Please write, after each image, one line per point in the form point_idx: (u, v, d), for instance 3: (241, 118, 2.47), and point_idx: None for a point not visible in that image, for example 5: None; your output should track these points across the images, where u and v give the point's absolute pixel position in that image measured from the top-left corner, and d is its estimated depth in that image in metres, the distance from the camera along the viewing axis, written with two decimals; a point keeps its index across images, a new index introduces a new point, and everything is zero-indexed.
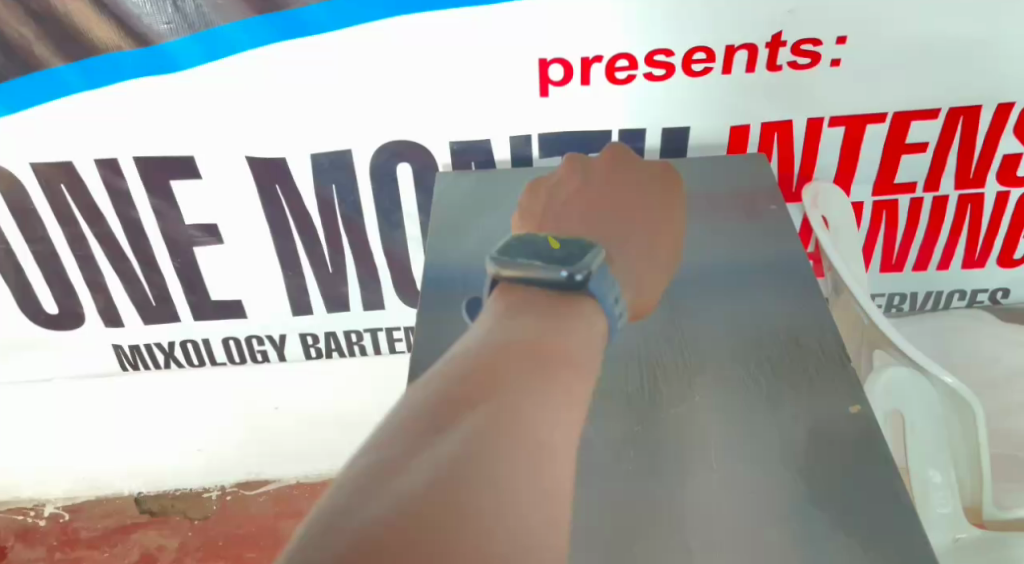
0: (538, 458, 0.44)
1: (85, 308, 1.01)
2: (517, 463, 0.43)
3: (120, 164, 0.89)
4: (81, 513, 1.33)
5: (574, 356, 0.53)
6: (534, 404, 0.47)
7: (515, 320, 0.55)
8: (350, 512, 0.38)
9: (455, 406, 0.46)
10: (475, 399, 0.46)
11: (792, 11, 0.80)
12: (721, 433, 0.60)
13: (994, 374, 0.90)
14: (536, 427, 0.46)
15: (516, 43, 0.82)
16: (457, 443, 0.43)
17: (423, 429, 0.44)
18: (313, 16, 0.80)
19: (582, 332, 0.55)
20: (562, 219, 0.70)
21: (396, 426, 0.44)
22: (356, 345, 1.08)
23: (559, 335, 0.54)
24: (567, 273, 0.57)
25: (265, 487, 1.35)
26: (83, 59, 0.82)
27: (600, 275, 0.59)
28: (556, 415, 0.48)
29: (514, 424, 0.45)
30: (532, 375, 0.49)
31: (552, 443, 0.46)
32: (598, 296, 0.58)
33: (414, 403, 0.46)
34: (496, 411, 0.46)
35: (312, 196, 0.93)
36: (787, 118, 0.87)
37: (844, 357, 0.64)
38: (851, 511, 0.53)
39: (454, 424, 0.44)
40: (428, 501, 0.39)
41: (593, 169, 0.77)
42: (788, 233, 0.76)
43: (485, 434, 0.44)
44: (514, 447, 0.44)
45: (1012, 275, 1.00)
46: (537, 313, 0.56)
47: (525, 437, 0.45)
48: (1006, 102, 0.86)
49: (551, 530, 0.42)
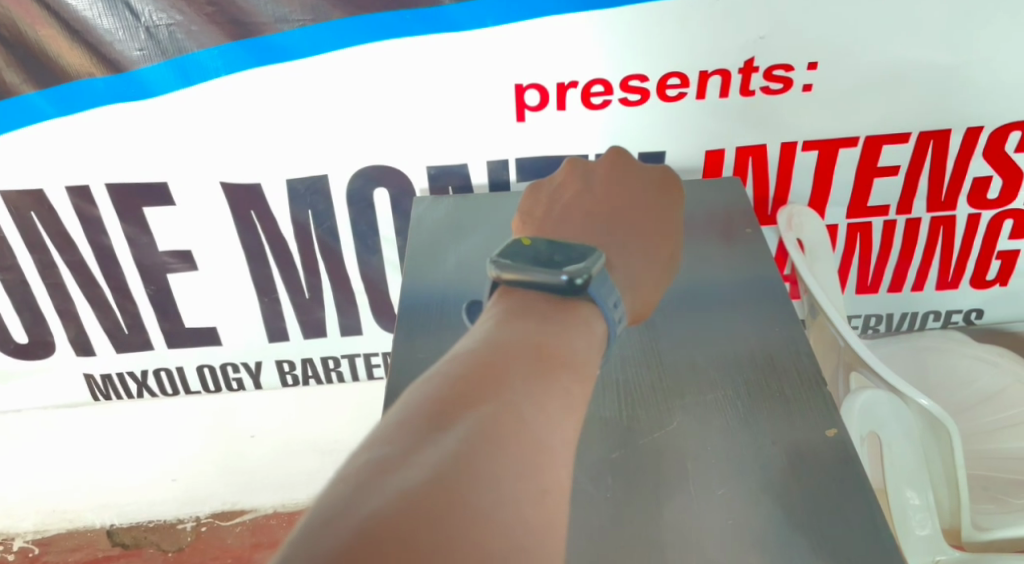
0: (537, 457, 0.44)
1: (56, 336, 0.99)
2: (516, 462, 0.43)
3: (92, 191, 0.88)
4: (50, 548, 1.29)
5: (573, 360, 0.52)
6: (535, 405, 0.47)
7: (513, 325, 0.54)
8: (350, 507, 0.38)
9: (456, 405, 0.45)
10: (476, 398, 0.46)
11: (764, 37, 0.81)
12: (699, 458, 0.59)
13: (969, 396, 0.91)
14: (536, 430, 0.45)
15: (492, 69, 0.83)
16: (458, 440, 0.43)
17: (423, 425, 0.43)
18: (287, 41, 0.80)
19: (581, 337, 0.55)
20: (564, 223, 0.69)
21: (395, 424, 0.44)
22: (334, 371, 1.06)
23: (557, 340, 0.53)
24: (567, 277, 0.57)
25: (241, 517, 1.32)
26: (54, 86, 0.81)
27: (600, 280, 0.59)
28: (557, 418, 0.47)
29: (515, 423, 0.45)
30: (532, 376, 0.49)
31: (552, 445, 0.46)
32: (598, 301, 0.58)
33: (413, 402, 0.46)
34: (497, 410, 0.45)
35: (288, 222, 0.92)
36: (761, 143, 0.88)
37: (821, 379, 0.64)
38: (830, 540, 0.53)
39: (455, 422, 0.44)
40: (430, 495, 0.39)
41: (591, 173, 0.76)
42: (764, 257, 0.77)
43: (487, 433, 0.43)
44: (513, 448, 0.43)
45: (986, 296, 1.01)
46: (536, 316, 0.55)
47: (525, 438, 0.44)
48: (974, 126, 0.87)
49: (549, 528, 0.41)
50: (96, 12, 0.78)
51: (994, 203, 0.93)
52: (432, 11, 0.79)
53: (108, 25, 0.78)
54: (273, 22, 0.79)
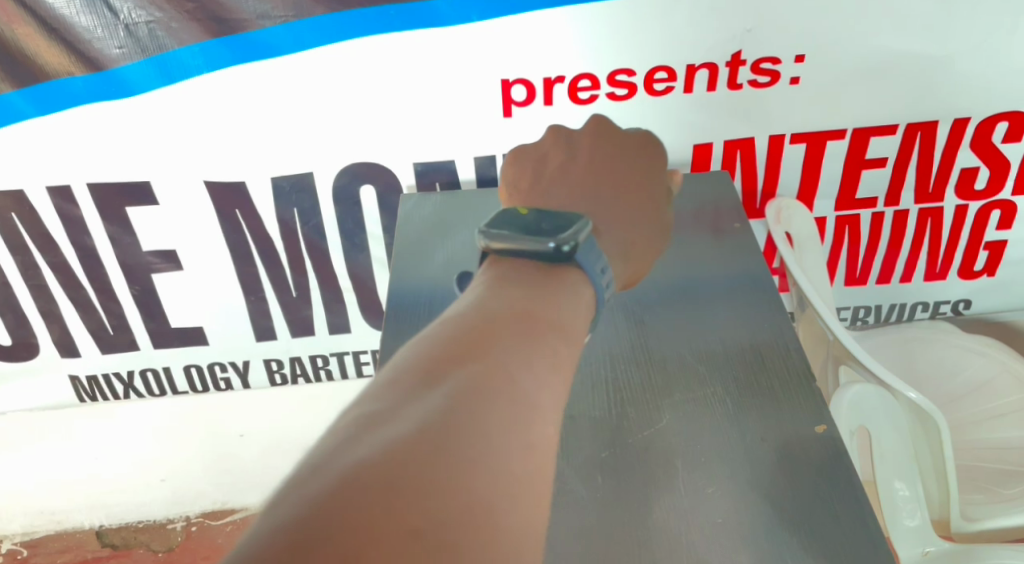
0: (526, 414, 0.43)
1: (39, 338, 0.98)
2: (504, 417, 0.42)
3: (74, 191, 0.87)
4: (39, 550, 1.28)
5: (563, 322, 0.51)
6: (524, 363, 0.46)
7: (502, 291, 0.53)
8: (335, 459, 0.38)
9: (445, 363, 0.44)
10: (465, 355, 0.45)
11: (750, 30, 0.80)
12: (688, 456, 0.59)
13: (956, 386, 0.92)
14: (524, 387, 0.44)
15: (477, 65, 0.82)
16: (445, 395, 0.42)
17: (412, 382, 0.43)
18: (269, 38, 0.79)
19: (570, 300, 0.54)
20: (550, 191, 0.68)
21: (385, 382, 0.44)
22: (323, 370, 1.06)
23: (546, 304, 0.52)
24: (554, 244, 0.56)
25: (232, 516, 1.30)
26: (32, 85, 0.80)
27: (586, 247, 0.59)
28: (545, 376, 0.46)
29: (503, 380, 0.44)
30: (523, 336, 0.48)
31: (542, 405, 0.45)
32: (586, 267, 0.57)
33: (404, 361, 0.45)
34: (487, 367, 0.44)
35: (274, 220, 0.91)
36: (749, 136, 0.88)
37: (810, 375, 0.64)
38: (819, 539, 0.53)
39: (444, 378, 0.43)
40: (416, 447, 0.39)
41: (576, 142, 0.75)
42: (752, 252, 0.76)
43: (475, 387, 0.43)
44: (500, 405, 0.43)
45: (974, 286, 1.02)
46: (525, 282, 0.54)
47: (513, 395, 0.44)
48: (961, 117, 0.87)
49: (535, 487, 0.41)
50: (74, 10, 0.76)
51: (981, 193, 0.93)
52: (416, 7, 0.78)
53: (86, 23, 0.77)
54: (255, 18, 0.77)
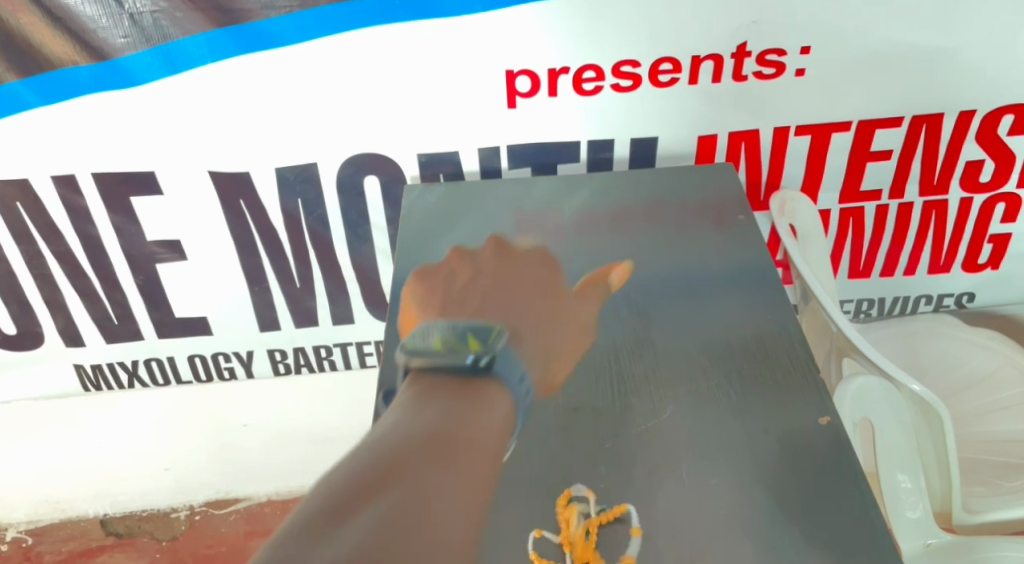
0: (447, 548, 0.41)
1: (43, 327, 0.99)
2: (424, 553, 0.40)
3: (78, 181, 0.87)
4: (44, 538, 1.28)
5: (482, 439, 0.50)
6: (445, 489, 0.44)
7: (421, 409, 0.51)
8: None
9: (357, 497, 0.42)
10: (381, 487, 0.43)
11: (756, 22, 0.80)
12: (691, 447, 0.59)
13: (960, 378, 0.92)
14: (445, 515, 0.43)
15: (481, 56, 0.82)
16: (357, 538, 0.39)
17: (321, 525, 0.40)
18: (273, 28, 0.79)
19: (487, 418, 0.52)
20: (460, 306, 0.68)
21: (290, 528, 0.40)
22: (326, 360, 1.06)
23: (468, 424, 0.50)
24: (471, 359, 0.56)
25: (235, 506, 1.30)
26: (36, 75, 0.80)
27: (504, 357, 0.59)
28: (464, 504, 0.44)
29: (422, 508, 0.42)
30: (441, 463, 0.46)
31: (463, 533, 0.43)
32: (506, 378, 0.57)
33: (311, 499, 0.42)
34: (405, 497, 0.43)
35: (277, 210, 0.91)
36: (754, 127, 0.88)
37: (814, 367, 0.64)
38: (821, 529, 0.53)
39: (355, 517, 0.41)
40: None
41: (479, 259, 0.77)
42: (757, 243, 0.76)
43: (392, 523, 0.41)
44: (421, 541, 0.40)
45: (978, 279, 1.01)
46: (445, 399, 0.52)
47: (434, 527, 0.42)
48: (967, 109, 0.87)
49: None
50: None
51: (986, 186, 0.93)
52: None
53: (91, 13, 0.77)
54: (260, 8, 0.77)
